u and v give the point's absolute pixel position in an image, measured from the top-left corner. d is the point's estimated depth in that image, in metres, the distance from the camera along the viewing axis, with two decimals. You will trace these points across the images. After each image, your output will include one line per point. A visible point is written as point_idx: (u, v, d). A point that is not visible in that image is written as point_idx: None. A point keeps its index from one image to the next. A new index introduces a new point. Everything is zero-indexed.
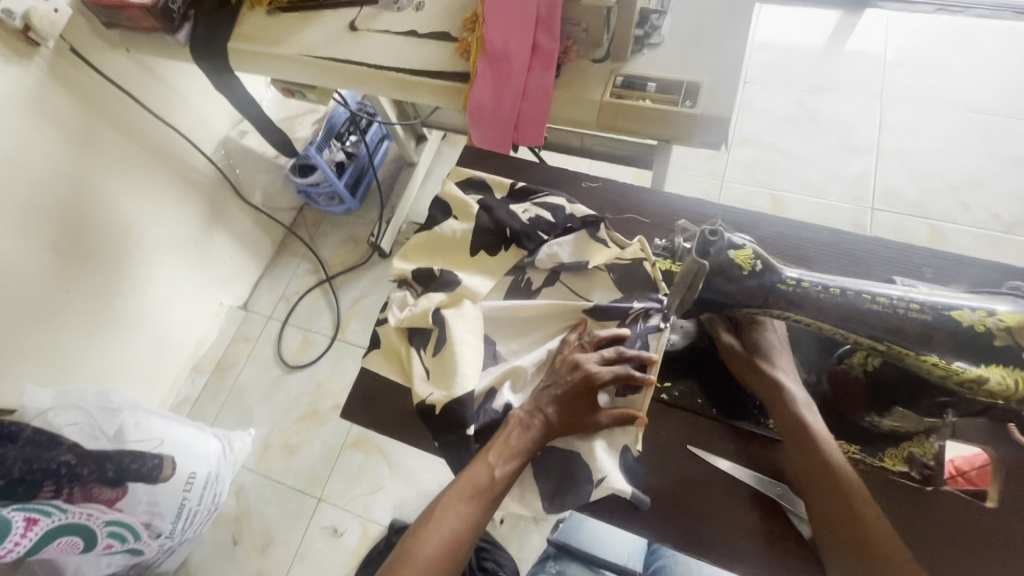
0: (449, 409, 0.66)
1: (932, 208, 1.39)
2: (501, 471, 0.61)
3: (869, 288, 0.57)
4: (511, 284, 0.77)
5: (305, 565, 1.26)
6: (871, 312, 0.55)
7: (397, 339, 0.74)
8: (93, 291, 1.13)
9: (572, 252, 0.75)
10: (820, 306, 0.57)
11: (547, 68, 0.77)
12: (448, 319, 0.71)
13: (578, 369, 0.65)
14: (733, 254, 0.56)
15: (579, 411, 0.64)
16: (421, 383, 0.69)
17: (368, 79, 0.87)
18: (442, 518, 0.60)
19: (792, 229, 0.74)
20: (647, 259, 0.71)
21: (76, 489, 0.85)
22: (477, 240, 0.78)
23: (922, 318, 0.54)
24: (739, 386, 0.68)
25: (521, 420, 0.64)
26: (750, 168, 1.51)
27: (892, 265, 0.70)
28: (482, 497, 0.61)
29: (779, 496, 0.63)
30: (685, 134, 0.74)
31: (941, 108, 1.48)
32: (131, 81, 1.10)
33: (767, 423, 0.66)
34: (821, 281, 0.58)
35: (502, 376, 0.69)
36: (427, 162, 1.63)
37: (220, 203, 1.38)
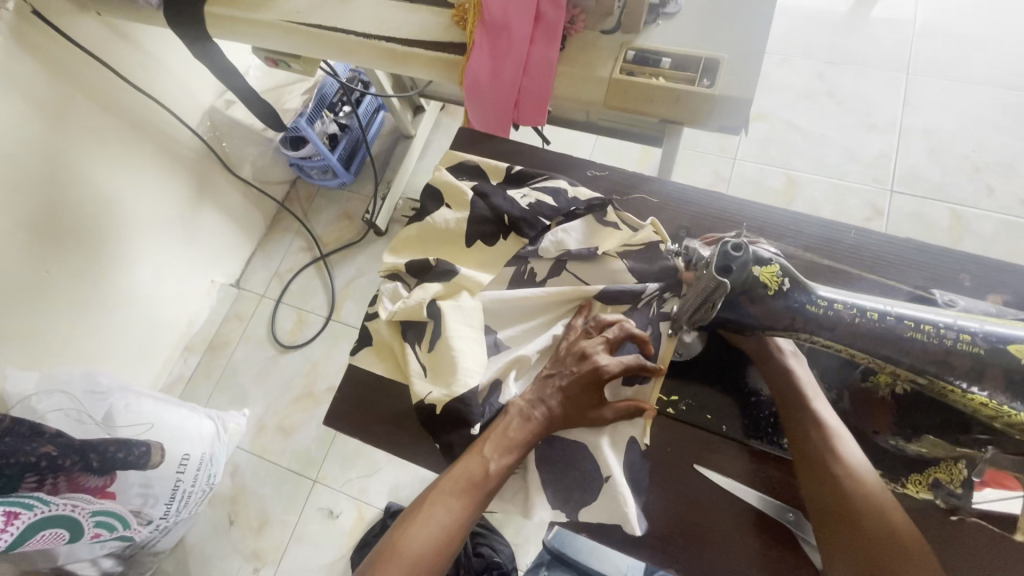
0: (453, 409, 0.62)
1: (954, 191, 1.32)
2: (498, 465, 0.59)
3: (911, 312, 0.50)
4: (513, 276, 0.71)
5: (301, 545, 1.26)
6: (913, 341, 0.49)
7: (390, 336, 0.70)
8: (75, 271, 1.09)
9: (580, 238, 0.71)
10: (855, 332, 0.51)
11: (552, 42, 0.70)
12: (445, 312, 0.66)
13: (585, 360, 0.62)
14: (758, 271, 0.50)
15: (582, 404, 0.62)
16: (419, 381, 0.65)
17: (357, 51, 0.80)
18: (433, 512, 0.57)
19: (817, 231, 0.70)
20: (662, 240, 0.69)
21: (62, 478, 0.83)
22: (473, 229, 0.73)
23: (973, 352, 0.48)
24: (752, 401, 0.66)
25: (521, 411, 0.62)
26: (764, 146, 1.43)
27: (917, 272, 0.67)
28: (476, 491, 0.58)
29: (790, 522, 0.61)
30: (701, 117, 0.68)
31: (970, 83, 1.39)
32: (103, 47, 1.02)
33: (780, 443, 0.64)
34: (856, 304, 0.51)
35: (509, 364, 0.66)
36: (424, 135, 1.56)
37: (207, 177, 1.32)
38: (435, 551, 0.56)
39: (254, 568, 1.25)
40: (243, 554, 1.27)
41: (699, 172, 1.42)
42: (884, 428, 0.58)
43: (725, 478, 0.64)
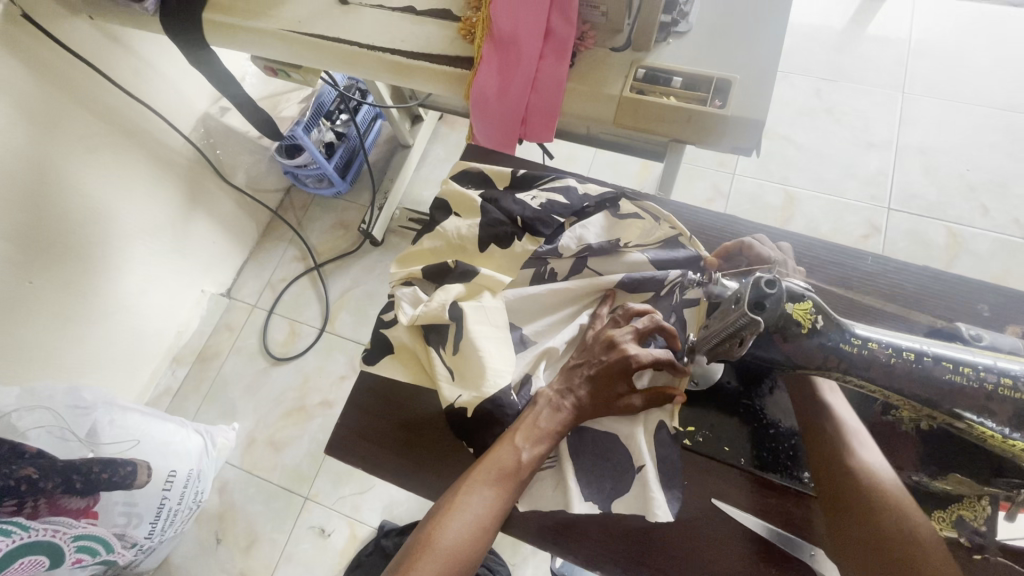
0: (482, 412, 0.60)
1: (950, 210, 1.33)
2: (530, 455, 0.57)
3: (948, 353, 0.49)
4: (532, 277, 0.69)
5: (291, 565, 1.22)
6: (951, 384, 0.48)
7: (412, 339, 0.67)
8: (59, 280, 1.04)
9: (600, 233, 0.70)
10: (891, 374, 0.50)
11: (561, 58, 0.68)
12: (466, 314, 0.64)
13: (614, 348, 0.60)
14: (791, 308, 0.49)
15: (612, 391, 0.59)
16: (446, 385, 0.62)
17: (362, 61, 0.78)
18: (466, 502, 0.55)
19: (835, 257, 0.71)
20: (679, 234, 0.69)
21: (42, 502, 0.78)
22: (486, 233, 0.70)
23: (1013, 401, 0.46)
24: (771, 432, 0.65)
25: (551, 401, 0.60)
26: (762, 162, 1.43)
27: (937, 304, 0.67)
28: (509, 481, 0.56)
29: (812, 559, 0.60)
30: (712, 137, 0.67)
31: (966, 102, 1.41)
32: (96, 53, 1.00)
33: (798, 478, 0.63)
34: (893, 343, 0.50)
35: (537, 356, 0.64)
36: (422, 145, 1.54)
37: (200, 184, 1.29)
38: (468, 540, 0.53)
39: None
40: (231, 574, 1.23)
41: (698, 186, 1.42)
42: (907, 463, 0.59)
43: (745, 514, 0.63)
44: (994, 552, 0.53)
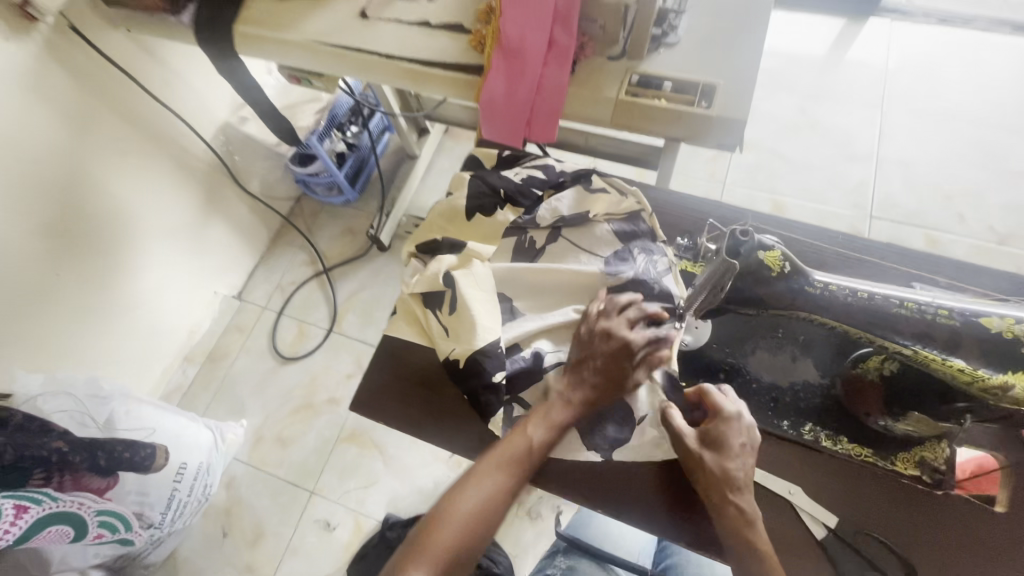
0: (476, 361, 0.58)
1: (928, 218, 1.41)
2: (537, 442, 0.56)
3: (898, 292, 0.54)
4: (514, 245, 0.68)
5: (296, 558, 1.25)
6: (898, 316, 0.53)
7: (413, 303, 0.65)
8: (84, 275, 1.10)
9: (572, 205, 0.69)
10: (847, 310, 0.55)
11: (563, 65, 0.76)
12: (459, 279, 0.62)
13: (611, 339, 0.58)
14: (763, 256, 0.54)
15: (615, 381, 0.58)
16: (443, 342, 0.61)
17: (380, 69, 0.86)
18: (473, 485, 0.56)
19: (813, 233, 0.76)
20: (644, 208, 0.68)
21: (67, 477, 0.82)
22: (470, 204, 0.70)
23: (950, 325, 0.51)
24: (753, 386, 0.59)
25: (559, 395, 0.58)
26: (751, 173, 1.51)
27: (907, 268, 0.72)
28: (516, 468, 0.56)
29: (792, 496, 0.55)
30: (699, 135, 0.74)
31: (940, 118, 1.50)
32: (134, 65, 1.07)
33: (778, 424, 0.58)
34: (852, 286, 0.55)
35: (537, 332, 0.62)
36: (428, 156, 1.62)
37: (218, 189, 1.35)
38: (475, 521, 0.55)
39: None
40: (237, 567, 1.25)
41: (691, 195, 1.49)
42: (874, 408, 0.56)
43: None
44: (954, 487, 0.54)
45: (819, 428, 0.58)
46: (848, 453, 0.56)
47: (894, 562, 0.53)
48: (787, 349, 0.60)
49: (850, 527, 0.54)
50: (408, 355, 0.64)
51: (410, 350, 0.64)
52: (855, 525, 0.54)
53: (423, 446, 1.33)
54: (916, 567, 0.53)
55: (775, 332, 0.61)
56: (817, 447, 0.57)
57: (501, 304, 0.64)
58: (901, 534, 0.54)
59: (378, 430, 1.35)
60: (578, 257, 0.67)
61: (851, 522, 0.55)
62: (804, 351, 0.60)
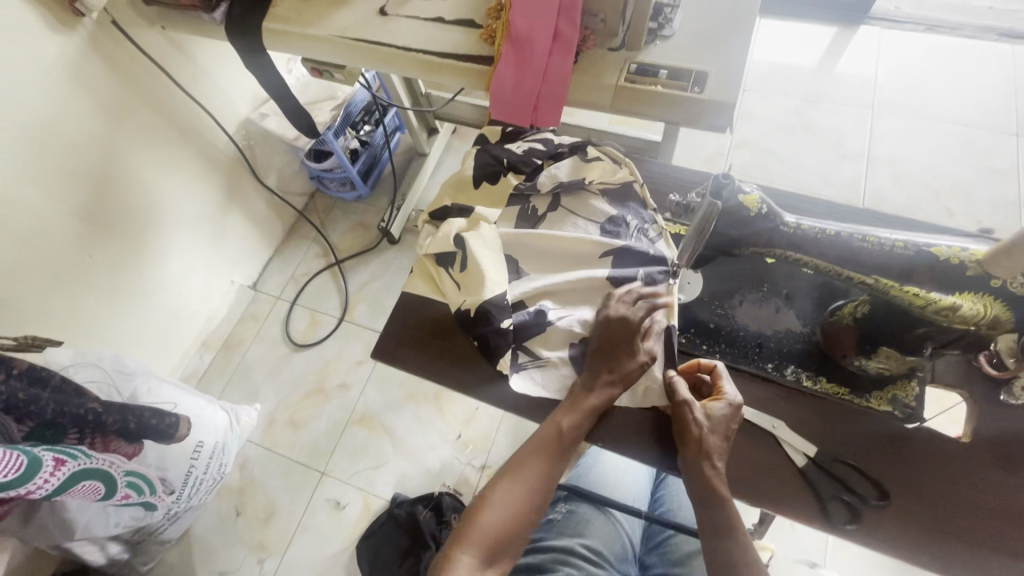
0: (483, 310, 0.63)
1: (918, 213, 1.46)
2: (568, 428, 0.59)
3: (862, 229, 0.57)
4: (518, 214, 0.73)
5: (306, 536, 1.28)
6: (860, 249, 0.56)
7: (427, 264, 0.71)
8: (113, 258, 1.16)
9: (569, 173, 0.74)
10: (817, 247, 0.58)
11: (567, 53, 0.83)
12: (468, 239, 0.68)
13: (613, 327, 0.61)
14: (743, 199, 0.58)
15: (625, 363, 0.60)
16: (453, 295, 0.67)
17: (397, 60, 0.93)
18: (518, 471, 0.62)
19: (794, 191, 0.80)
20: (636, 179, 0.74)
21: (97, 439, 0.87)
22: (477, 174, 0.76)
23: (904, 254, 0.54)
24: (739, 335, 0.65)
25: (578, 388, 0.61)
26: (747, 171, 1.57)
27: (893, 219, 0.74)
28: (551, 452, 0.60)
29: (775, 429, 0.60)
30: (693, 119, 0.80)
31: (929, 119, 1.57)
32: (165, 60, 1.15)
33: (762, 365, 0.64)
34: (821, 224, 0.59)
35: (541, 290, 0.67)
36: (437, 154, 1.69)
37: (237, 181, 1.42)
38: (527, 497, 0.60)
39: (259, 558, 1.27)
40: (249, 544, 1.29)
41: None
42: (849, 350, 0.61)
43: None
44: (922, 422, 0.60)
45: (800, 369, 0.63)
46: (825, 391, 0.62)
47: (869, 487, 0.57)
48: (771, 302, 0.66)
49: (826, 452, 0.59)
50: (423, 311, 0.69)
51: (424, 307, 0.69)
52: (831, 452, 0.59)
53: (430, 428, 1.37)
54: (889, 490, 0.57)
55: (760, 285, 0.67)
56: (798, 386, 0.63)
57: (507, 265, 0.70)
58: (874, 462, 0.58)
59: (387, 414, 1.40)
60: (575, 223, 0.72)
61: (829, 451, 0.59)
62: (786, 303, 0.66)
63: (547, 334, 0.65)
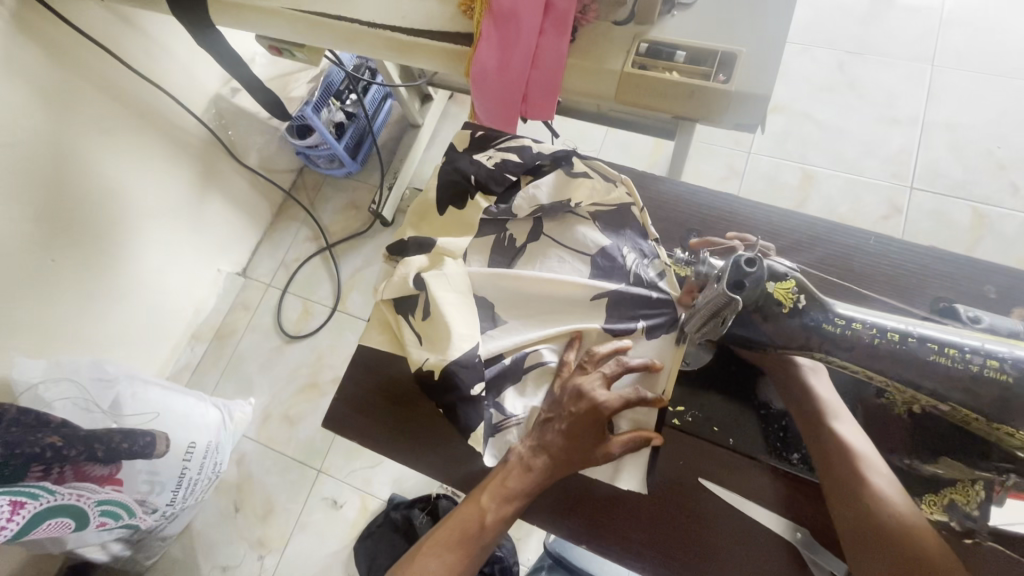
0: (449, 373, 0.62)
1: (975, 190, 1.28)
2: (491, 512, 0.58)
3: (934, 335, 0.50)
4: (493, 242, 0.72)
5: (305, 534, 1.27)
6: (936, 365, 0.50)
7: (386, 311, 0.70)
8: (78, 261, 1.08)
9: (552, 193, 0.72)
10: (874, 353, 0.52)
11: (561, 33, 0.67)
12: (431, 283, 0.65)
13: (583, 398, 0.59)
14: (772, 287, 0.53)
15: (581, 439, 0.59)
16: (414, 350, 0.65)
17: (361, 39, 0.78)
18: (425, 563, 0.57)
19: (840, 240, 0.72)
20: (634, 202, 0.71)
21: (68, 468, 0.84)
22: (443, 199, 0.74)
23: (1001, 381, 0.48)
24: (762, 415, 0.64)
25: (518, 459, 0.60)
26: (780, 140, 1.39)
27: (943, 277, 0.69)
28: (468, 541, 0.58)
29: (797, 541, 0.61)
30: (712, 114, 0.67)
31: (998, 75, 1.34)
32: (106, 32, 1.03)
33: (788, 458, 0.62)
34: (877, 325, 0.52)
35: (514, 347, 0.65)
36: (432, 124, 1.54)
37: (212, 164, 1.31)
38: None
39: (259, 555, 1.27)
40: (249, 541, 1.28)
41: (711, 164, 1.39)
42: (898, 449, 0.60)
43: (733, 494, 0.63)
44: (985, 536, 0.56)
45: None
46: None
47: None
48: None
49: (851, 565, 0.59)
50: None
51: None
52: None
53: None
54: None
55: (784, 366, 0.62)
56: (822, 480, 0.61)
57: (483, 311, 0.68)
58: None
59: None
60: (560, 254, 0.71)
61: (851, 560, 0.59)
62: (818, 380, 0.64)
63: (521, 380, 0.65)
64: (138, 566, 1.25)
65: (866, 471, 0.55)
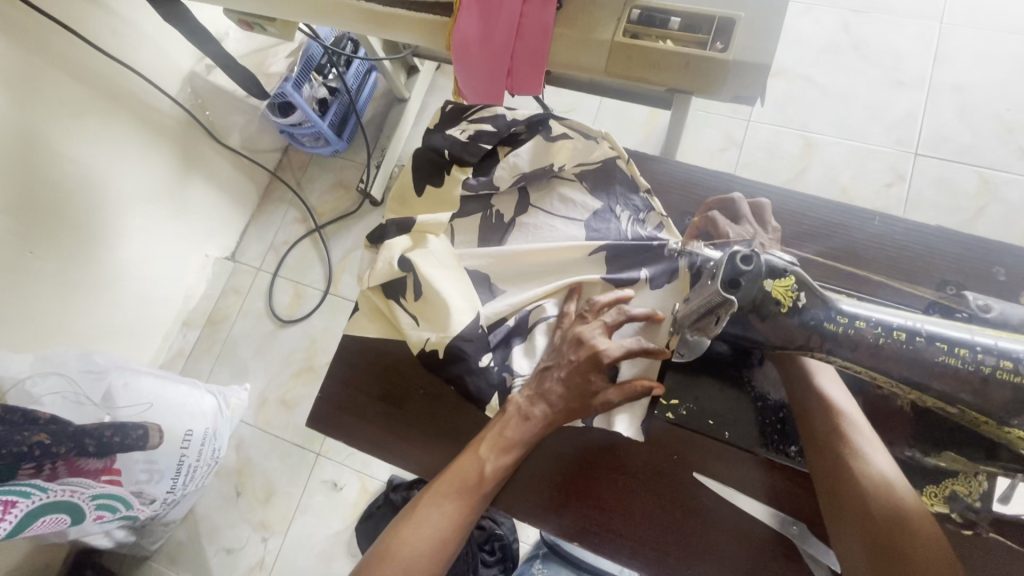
0: (455, 350, 0.63)
1: (981, 154, 1.24)
2: (493, 462, 0.59)
3: (944, 335, 0.48)
4: (481, 220, 0.72)
5: (307, 516, 1.29)
6: (943, 366, 0.48)
7: (375, 298, 0.69)
8: (59, 252, 1.05)
9: (530, 162, 0.71)
10: (878, 353, 0.50)
11: (547, 1, 0.63)
12: (417, 261, 0.66)
13: (583, 345, 0.61)
14: (770, 286, 0.50)
15: (581, 386, 0.60)
16: (413, 331, 0.65)
17: (334, 12, 0.74)
18: (427, 513, 0.58)
19: (837, 219, 0.70)
20: (618, 156, 0.71)
21: (60, 463, 0.84)
22: (420, 180, 0.73)
23: (1016, 383, 0.46)
24: (759, 405, 0.62)
25: (518, 407, 0.61)
26: (780, 107, 1.33)
27: (946, 259, 0.66)
28: (472, 491, 0.59)
29: (793, 535, 0.60)
30: (707, 86, 0.63)
31: (1009, 32, 1.28)
32: (67, 10, 0.98)
33: (785, 452, 0.61)
34: (882, 324, 0.50)
35: (515, 308, 0.66)
36: (419, 97, 1.48)
37: (192, 146, 1.26)
38: (442, 541, 0.56)
39: (263, 536, 1.29)
40: (252, 524, 1.30)
41: (710, 134, 1.34)
42: (901, 439, 0.59)
43: (727, 488, 0.62)
44: (987, 528, 0.55)
45: None
46: None
47: None
48: None
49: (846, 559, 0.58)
50: None
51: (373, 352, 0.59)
52: None
53: None
54: None
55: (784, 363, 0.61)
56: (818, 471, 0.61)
57: (481, 283, 0.69)
58: None
59: None
60: (552, 224, 0.71)
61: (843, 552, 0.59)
62: None
63: (530, 339, 0.67)
64: (143, 550, 1.27)
65: (859, 443, 0.55)
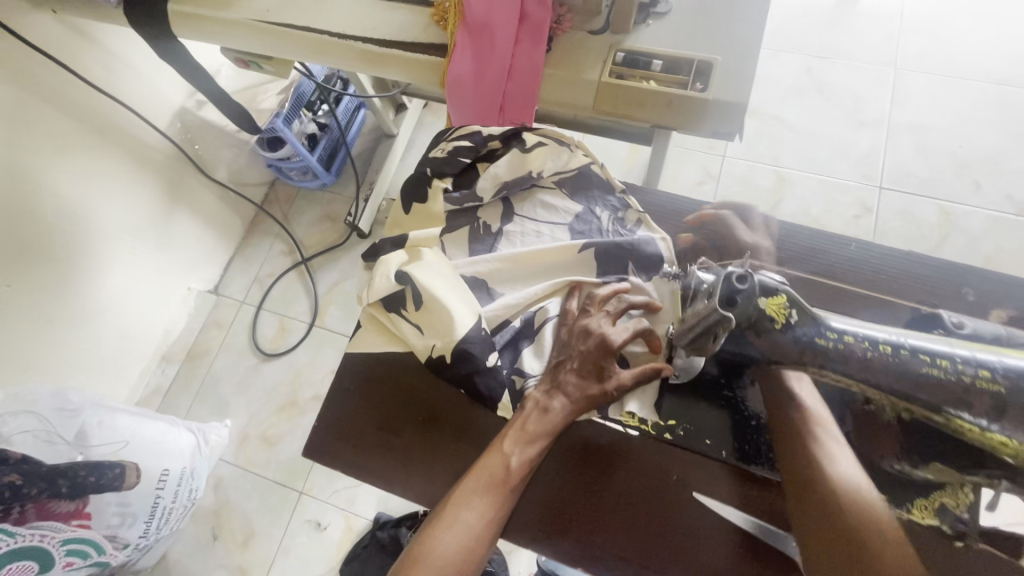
0: (460, 352, 0.64)
1: (940, 188, 1.32)
2: (518, 454, 0.59)
3: (926, 348, 0.51)
4: (470, 232, 0.75)
5: (288, 559, 1.23)
6: (929, 377, 0.50)
7: (375, 312, 0.69)
8: (38, 285, 1.02)
9: (510, 170, 0.75)
10: (867, 366, 0.52)
11: (536, 43, 0.68)
12: (415, 274, 0.67)
13: (591, 334, 0.63)
14: (764, 303, 0.53)
15: (597, 372, 0.63)
16: (418, 340, 0.66)
17: (331, 51, 0.76)
18: (456, 514, 0.56)
19: (818, 242, 0.74)
20: (593, 161, 0.78)
21: (30, 505, 0.81)
22: (408, 199, 0.76)
23: (993, 392, 0.48)
24: (751, 424, 0.65)
25: (536, 400, 0.63)
26: (752, 144, 1.41)
27: (918, 282, 0.70)
28: (501, 487, 0.58)
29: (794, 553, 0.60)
30: (694, 123, 0.66)
31: (957, 77, 1.39)
32: (61, 48, 0.99)
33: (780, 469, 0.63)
34: (868, 337, 0.52)
35: (518, 304, 0.69)
36: (407, 133, 1.52)
37: (179, 179, 1.27)
38: (472, 541, 0.55)
39: None
40: (229, 569, 1.23)
41: (688, 168, 1.40)
42: (890, 453, 0.61)
43: (725, 506, 0.63)
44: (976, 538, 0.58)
45: None
46: None
47: None
48: None
49: None
50: None
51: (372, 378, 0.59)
52: None
53: None
54: None
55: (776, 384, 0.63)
56: None
57: (478, 287, 0.71)
58: None
59: None
60: (535, 228, 0.75)
61: None
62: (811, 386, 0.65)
63: (538, 339, 0.69)
64: None
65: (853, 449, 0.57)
